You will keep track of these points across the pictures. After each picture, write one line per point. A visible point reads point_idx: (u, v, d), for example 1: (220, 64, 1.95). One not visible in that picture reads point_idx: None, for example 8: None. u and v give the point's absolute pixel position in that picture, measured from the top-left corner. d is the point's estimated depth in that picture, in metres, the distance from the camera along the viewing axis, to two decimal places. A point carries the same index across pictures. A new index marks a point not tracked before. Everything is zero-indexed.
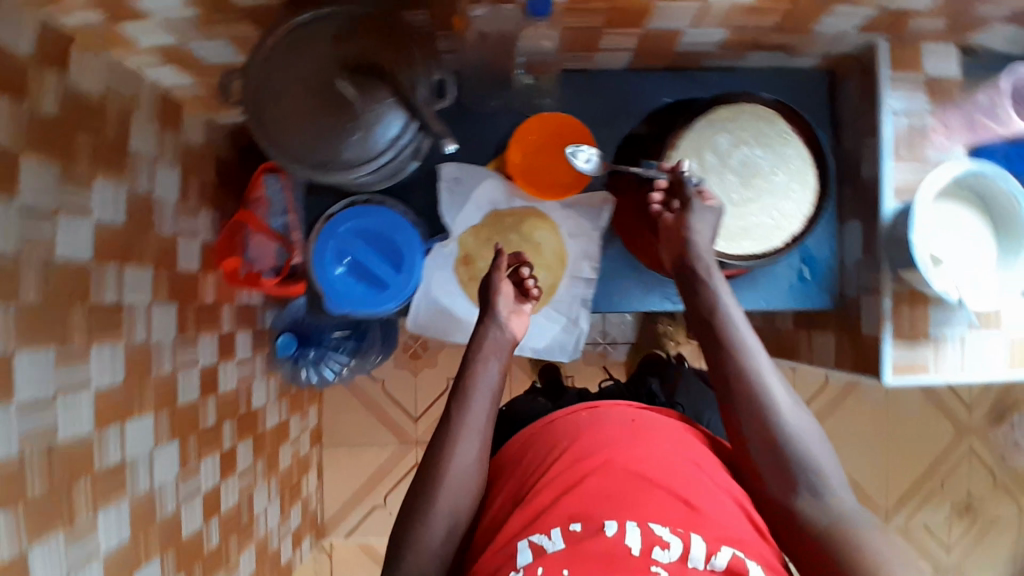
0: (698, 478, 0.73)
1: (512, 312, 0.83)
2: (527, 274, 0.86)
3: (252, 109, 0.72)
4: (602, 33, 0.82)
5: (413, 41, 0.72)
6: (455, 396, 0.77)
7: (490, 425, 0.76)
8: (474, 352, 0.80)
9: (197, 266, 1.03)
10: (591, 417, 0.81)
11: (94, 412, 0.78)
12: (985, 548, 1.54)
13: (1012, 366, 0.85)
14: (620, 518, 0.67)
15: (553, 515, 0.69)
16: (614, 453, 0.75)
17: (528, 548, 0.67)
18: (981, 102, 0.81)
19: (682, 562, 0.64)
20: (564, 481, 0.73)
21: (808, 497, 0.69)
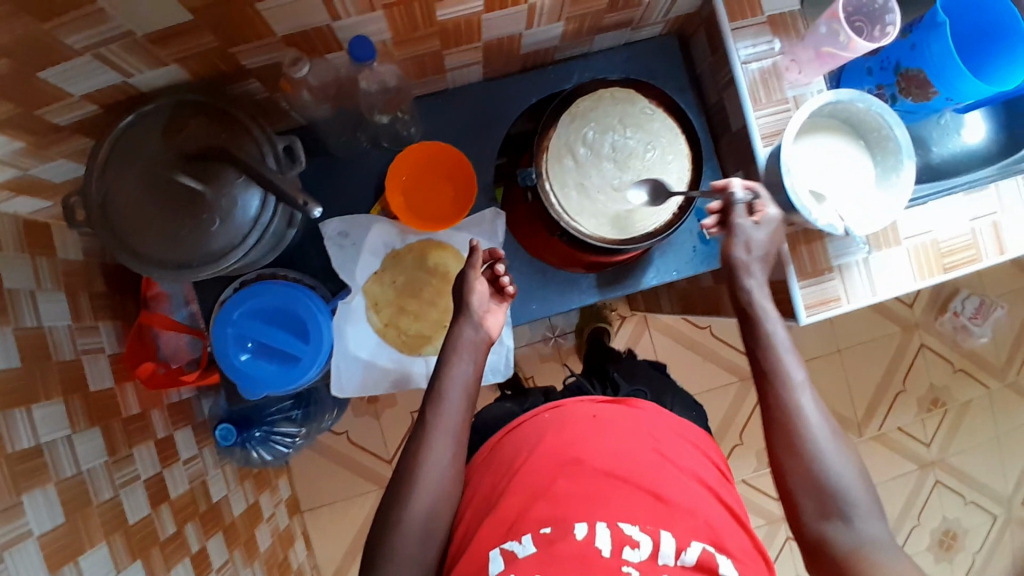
0: (663, 468, 0.75)
1: (485, 311, 0.83)
2: (501, 271, 0.85)
3: (103, 231, 0.69)
4: (443, 55, 0.80)
5: (246, 115, 0.71)
6: (427, 402, 0.78)
7: (462, 427, 0.78)
8: (449, 353, 0.81)
9: (111, 381, 0.99)
10: (557, 416, 0.82)
11: (45, 559, 0.76)
12: (961, 432, 1.59)
13: (919, 274, 0.88)
14: (590, 520, 0.69)
15: (524, 522, 0.70)
16: (585, 453, 0.76)
17: (500, 557, 0.68)
18: (823, 32, 0.79)
19: (652, 560, 0.66)
20: (535, 487, 0.73)
21: (839, 525, 0.67)
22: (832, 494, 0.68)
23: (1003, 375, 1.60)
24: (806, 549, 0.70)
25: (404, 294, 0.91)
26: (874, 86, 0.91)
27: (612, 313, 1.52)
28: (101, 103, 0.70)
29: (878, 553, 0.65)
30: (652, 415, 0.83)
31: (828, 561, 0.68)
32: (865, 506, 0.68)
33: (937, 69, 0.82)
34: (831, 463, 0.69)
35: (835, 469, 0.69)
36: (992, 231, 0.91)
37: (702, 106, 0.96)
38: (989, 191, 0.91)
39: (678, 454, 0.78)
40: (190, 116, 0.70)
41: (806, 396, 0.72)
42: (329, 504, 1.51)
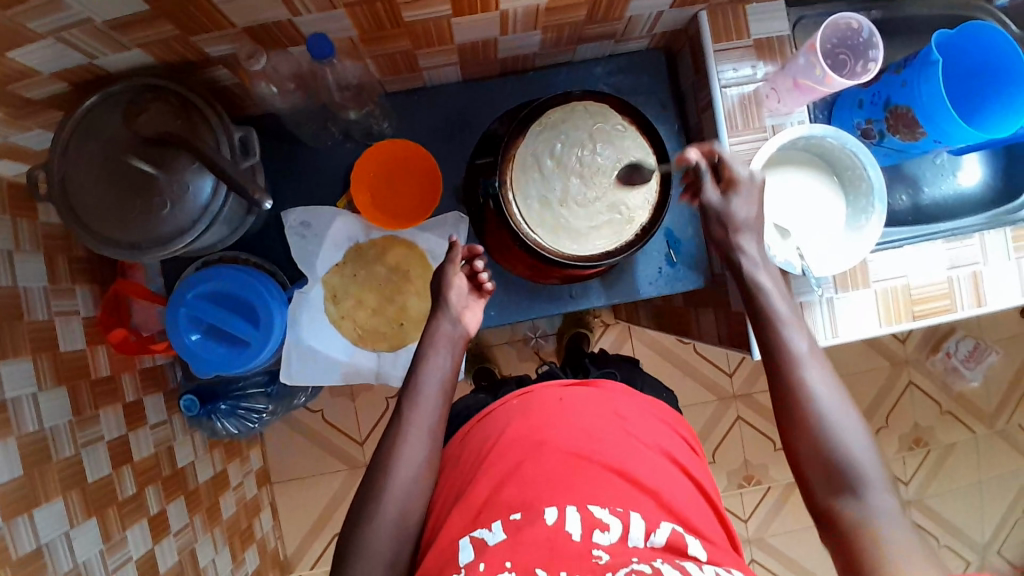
0: (632, 451, 0.71)
1: (461, 306, 0.82)
2: (479, 267, 0.84)
3: (60, 207, 0.71)
4: (416, 54, 0.80)
5: (204, 101, 0.73)
6: (404, 396, 0.76)
7: (439, 417, 0.75)
8: (426, 348, 0.79)
9: (83, 344, 0.93)
10: (523, 402, 0.77)
11: None
12: (942, 474, 1.54)
13: (886, 319, 0.86)
14: (560, 504, 0.63)
15: (494, 509, 0.65)
16: (549, 434, 0.72)
17: (469, 547, 0.62)
18: (801, 63, 0.77)
19: (621, 542, 0.61)
20: (501, 471, 0.69)
21: (847, 497, 0.64)
22: (824, 429, 0.66)
23: (992, 421, 1.55)
24: (817, 523, 0.66)
25: (363, 287, 0.93)
26: (863, 120, 0.87)
27: (594, 319, 1.45)
28: (72, 80, 0.71)
29: (888, 529, 0.61)
30: (620, 395, 0.79)
31: (835, 534, 0.64)
32: (878, 481, 0.64)
33: (928, 109, 0.78)
34: (838, 431, 0.66)
35: (849, 446, 0.66)
36: (972, 282, 0.87)
37: (683, 126, 0.95)
38: (972, 241, 0.87)
39: (648, 434, 0.75)
40: (151, 100, 0.72)
41: (812, 365, 0.70)
42: (297, 479, 1.51)
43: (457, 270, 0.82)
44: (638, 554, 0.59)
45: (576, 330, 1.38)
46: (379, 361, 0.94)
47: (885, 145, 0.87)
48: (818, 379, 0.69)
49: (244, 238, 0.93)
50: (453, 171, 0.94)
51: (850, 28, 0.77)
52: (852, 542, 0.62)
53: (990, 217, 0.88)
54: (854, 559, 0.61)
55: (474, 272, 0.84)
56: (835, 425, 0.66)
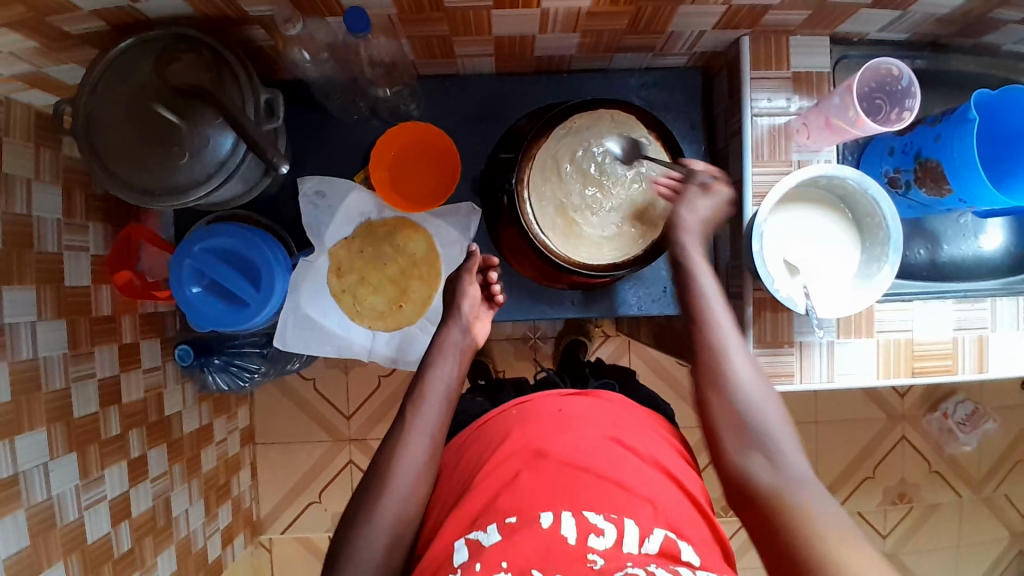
0: (625, 460, 0.70)
1: (473, 316, 0.84)
2: (494, 278, 0.88)
3: (82, 142, 0.72)
4: (452, 41, 0.79)
5: (237, 59, 0.73)
6: (407, 403, 0.75)
7: (439, 426, 0.74)
8: (434, 354, 0.80)
9: (88, 281, 0.93)
10: (521, 411, 0.76)
11: None
12: (920, 533, 1.52)
13: (883, 370, 0.85)
14: (555, 510, 0.63)
15: (491, 513, 0.65)
16: (549, 444, 0.70)
17: (464, 547, 0.63)
18: (835, 102, 0.76)
19: (616, 548, 0.61)
20: (498, 479, 0.68)
21: (760, 460, 0.66)
22: (747, 424, 0.68)
23: (979, 488, 1.53)
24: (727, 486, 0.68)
25: (368, 264, 0.93)
26: (891, 168, 0.86)
27: (595, 328, 1.44)
28: (110, 20, 0.71)
29: (801, 490, 0.63)
30: (621, 407, 0.79)
31: (748, 495, 0.66)
32: (789, 446, 0.67)
33: (958, 165, 0.77)
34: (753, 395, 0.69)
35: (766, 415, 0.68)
36: (976, 346, 0.86)
37: (710, 148, 0.94)
38: (984, 305, 0.86)
39: (643, 445, 0.73)
40: (184, 50, 0.72)
41: (736, 342, 0.72)
42: (281, 442, 1.52)
43: (472, 280, 0.86)
44: (632, 560, 0.59)
45: (575, 337, 1.37)
46: (373, 340, 0.94)
47: (910, 196, 0.86)
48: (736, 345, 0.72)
49: (259, 199, 0.93)
50: (474, 162, 0.94)
51: (889, 74, 0.75)
52: (766, 506, 0.63)
53: (1003, 283, 0.88)
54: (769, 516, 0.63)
55: (488, 283, 0.88)
56: (751, 396, 0.69)
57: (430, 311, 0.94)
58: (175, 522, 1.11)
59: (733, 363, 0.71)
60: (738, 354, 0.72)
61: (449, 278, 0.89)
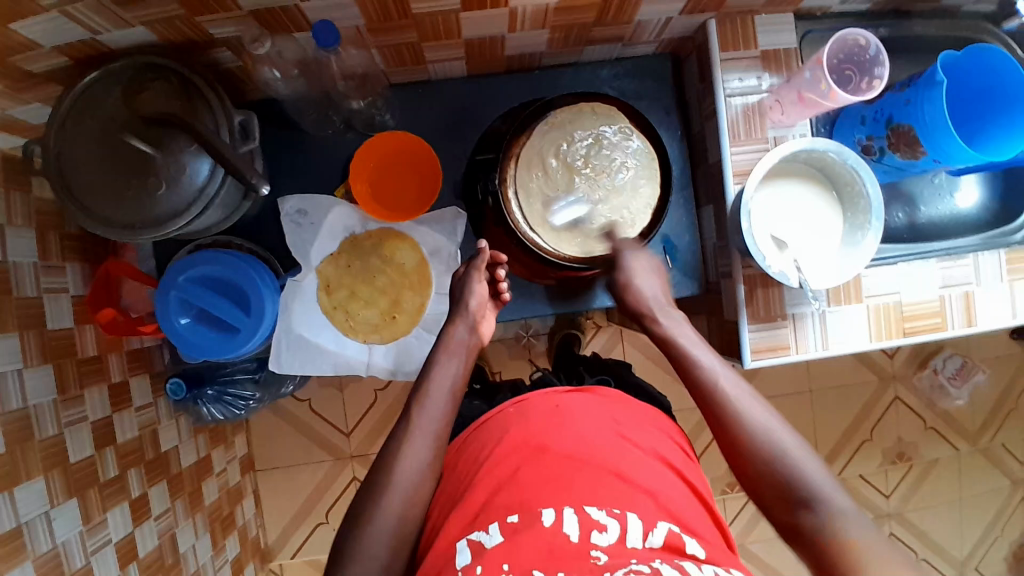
0: (628, 453, 0.70)
1: (479, 313, 0.84)
2: (501, 274, 0.87)
3: (54, 183, 0.70)
4: (423, 47, 0.79)
5: (207, 83, 0.72)
6: (412, 400, 0.75)
7: (444, 427, 0.74)
8: (439, 352, 0.80)
9: (71, 323, 0.91)
10: (519, 410, 0.76)
11: None
12: (922, 490, 1.55)
13: (877, 334, 0.87)
14: (557, 506, 0.63)
15: (491, 512, 0.65)
16: (550, 440, 0.71)
17: (467, 549, 0.62)
18: (807, 77, 0.78)
19: (620, 543, 0.60)
20: (496, 476, 0.68)
21: (806, 512, 0.65)
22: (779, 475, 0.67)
23: (974, 440, 1.57)
24: (791, 545, 0.66)
25: (357, 278, 0.93)
26: (864, 136, 0.88)
27: (586, 321, 1.45)
28: (72, 56, 0.69)
29: (854, 534, 0.61)
30: (616, 400, 0.79)
31: (803, 545, 0.65)
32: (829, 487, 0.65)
33: (929, 128, 0.79)
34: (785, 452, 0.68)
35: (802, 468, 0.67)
36: (964, 301, 0.88)
37: (686, 132, 0.95)
38: (966, 261, 0.88)
39: (644, 438, 0.74)
40: (152, 79, 0.71)
41: (740, 390, 0.73)
42: (282, 466, 1.50)
43: (481, 278, 0.85)
44: (636, 555, 0.59)
45: (568, 331, 1.38)
46: (370, 354, 0.93)
47: (885, 162, 0.88)
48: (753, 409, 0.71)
49: (240, 223, 0.92)
50: (454, 166, 0.94)
51: (857, 44, 0.77)
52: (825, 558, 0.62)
53: (985, 238, 0.89)
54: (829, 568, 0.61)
55: (495, 279, 0.88)
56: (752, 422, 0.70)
57: (423, 319, 0.94)
58: (183, 558, 1.09)
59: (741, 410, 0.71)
60: (762, 420, 0.70)
61: (455, 275, 0.88)
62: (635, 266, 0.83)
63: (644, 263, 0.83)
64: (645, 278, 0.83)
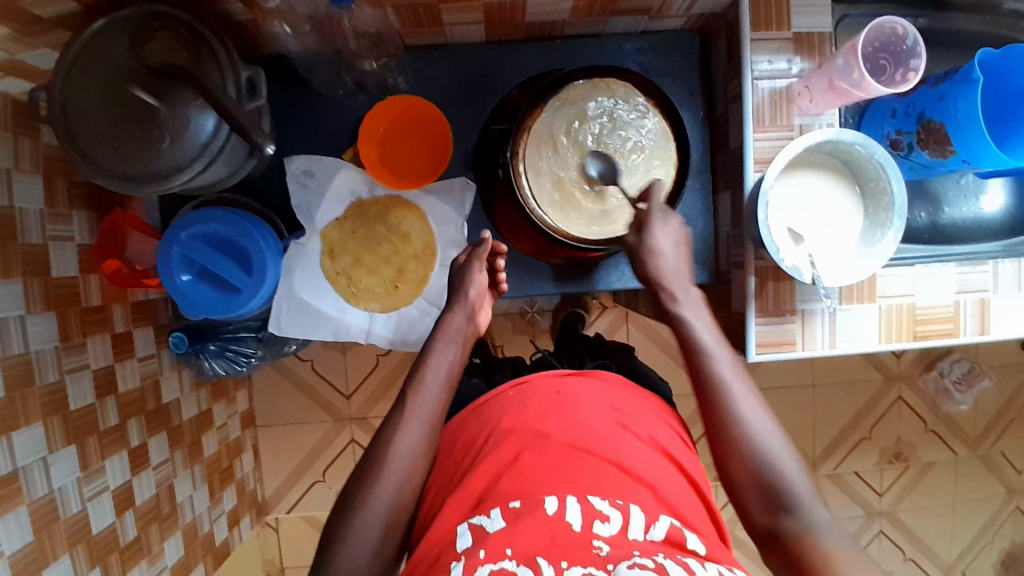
0: (627, 442, 0.70)
1: (478, 303, 0.83)
2: (501, 265, 0.87)
3: (58, 131, 0.68)
4: (440, 9, 0.76)
5: (215, 36, 0.70)
6: (407, 388, 0.75)
7: (440, 409, 0.74)
8: (435, 341, 0.78)
9: (75, 271, 0.91)
10: (519, 394, 0.75)
11: None
12: (916, 491, 1.55)
13: (886, 335, 0.85)
14: (560, 494, 0.62)
15: (493, 497, 0.64)
16: (550, 425, 0.70)
17: (468, 532, 0.62)
18: (840, 64, 0.74)
19: (621, 535, 0.60)
20: (498, 460, 0.67)
21: (786, 519, 0.63)
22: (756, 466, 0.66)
23: (974, 445, 1.55)
24: (763, 544, 0.66)
25: (361, 245, 0.91)
26: (892, 131, 0.84)
27: (593, 301, 1.43)
28: (83, 2, 0.69)
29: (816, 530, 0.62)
30: (619, 389, 0.78)
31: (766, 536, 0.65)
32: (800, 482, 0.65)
33: (963, 126, 0.76)
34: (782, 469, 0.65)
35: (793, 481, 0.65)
36: (978, 308, 0.86)
37: (709, 114, 0.92)
38: (986, 268, 0.86)
39: (646, 429, 0.73)
40: (158, 28, 0.69)
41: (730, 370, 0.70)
42: (281, 424, 1.51)
43: (481, 268, 0.84)
44: (639, 548, 0.58)
45: (573, 309, 1.36)
46: (370, 322, 0.92)
47: (912, 158, 0.84)
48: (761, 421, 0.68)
49: (246, 181, 0.91)
50: (466, 136, 0.91)
51: (893, 34, 0.73)
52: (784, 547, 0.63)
53: (1004, 246, 0.87)
54: (801, 572, 0.61)
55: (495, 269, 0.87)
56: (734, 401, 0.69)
57: (424, 292, 0.93)
58: (179, 508, 1.11)
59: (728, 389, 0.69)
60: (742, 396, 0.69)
61: (455, 265, 0.87)
62: (659, 237, 0.77)
63: (672, 231, 0.78)
64: (668, 245, 0.77)
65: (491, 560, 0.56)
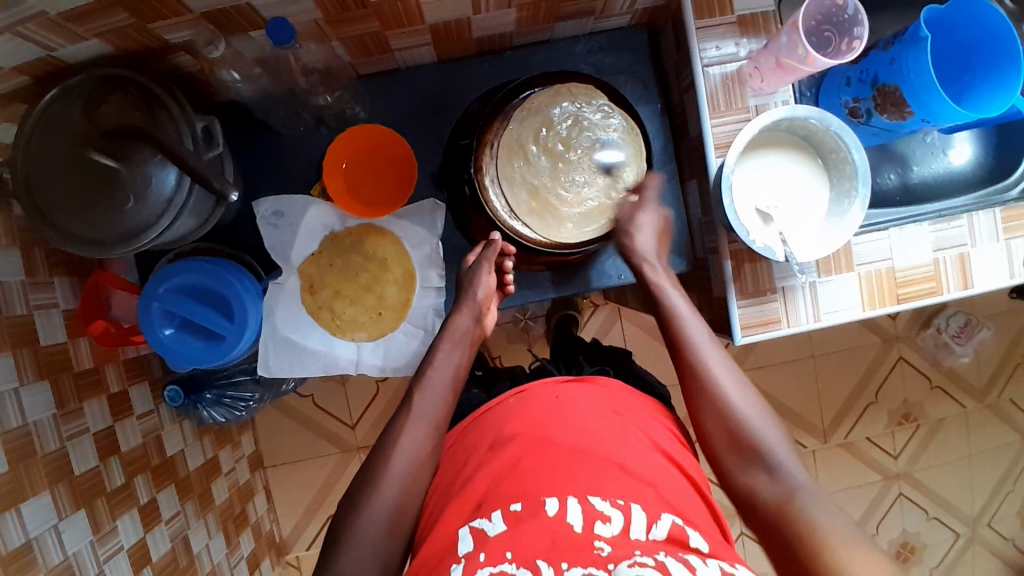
0: (626, 443, 0.70)
1: (486, 303, 0.85)
2: (507, 267, 0.86)
3: (22, 202, 0.68)
4: (387, 36, 0.77)
5: (167, 92, 0.71)
6: (413, 387, 0.77)
7: (443, 413, 0.75)
8: (442, 341, 0.82)
9: (64, 337, 0.90)
10: (517, 401, 0.75)
11: None
12: (930, 449, 1.54)
13: (869, 302, 0.85)
14: (560, 496, 0.62)
15: (493, 500, 0.64)
16: (548, 431, 0.70)
17: (469, 536, 0.62)
18: (783, 41, 0.75)
19: (623, 535, 0.60)
20: (497, 466, 0.68)
21: (762, 476, 0.69)
22: (745, 441, 0.71)
23: (981, 396, 1.55)
24: (739, 504, 0.70)
25: (340, 277, 0.92)
26: (850, 98, 0.85)
27: (583, 300, 1.43)
28: (32, 74, 0.68)
29: (804, 498, 0.66)
30: (619, 393, 0.78)
31: (755, 510, 0.68)
32: (785, 457, 0.70)
33: (917, 88, 0.76)
34: (746, 413, 0.73)
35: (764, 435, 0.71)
36: (958, 263, 0.86)
37: (667, 105, 0.93)
38: (961, 223, 0.86)
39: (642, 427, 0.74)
40: (110, 91, 0.70)
41: (712, 351, 0.77)
42: (290, 462, 1.51)
43: (490, 269, 0.84)
44: (640, 547, 0.58)
45: (565, 312, 1.36)
46: (359, 352, 0.92)
47: (873, 124, 0.85)
48: (723, 372, 0.75)
49: (219, 228, 0.91)
50: (430, 156, 0.92)
51: (834, 4, 0.74)
52: (775, 516, 0.66)
53: (979, 198, 0.87)
54: (778, 525, 0.65)
55: (502, 270, 0.87)
56: (717, 375, 0.75)
57: (409, 315, 0.93)
58: (197, 559, 1.11)
59: (703, 357, 0.77)
60: (722, 369, 0.76)
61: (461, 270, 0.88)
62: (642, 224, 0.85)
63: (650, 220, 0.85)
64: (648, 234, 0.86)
65: (491, 564, 0.57)
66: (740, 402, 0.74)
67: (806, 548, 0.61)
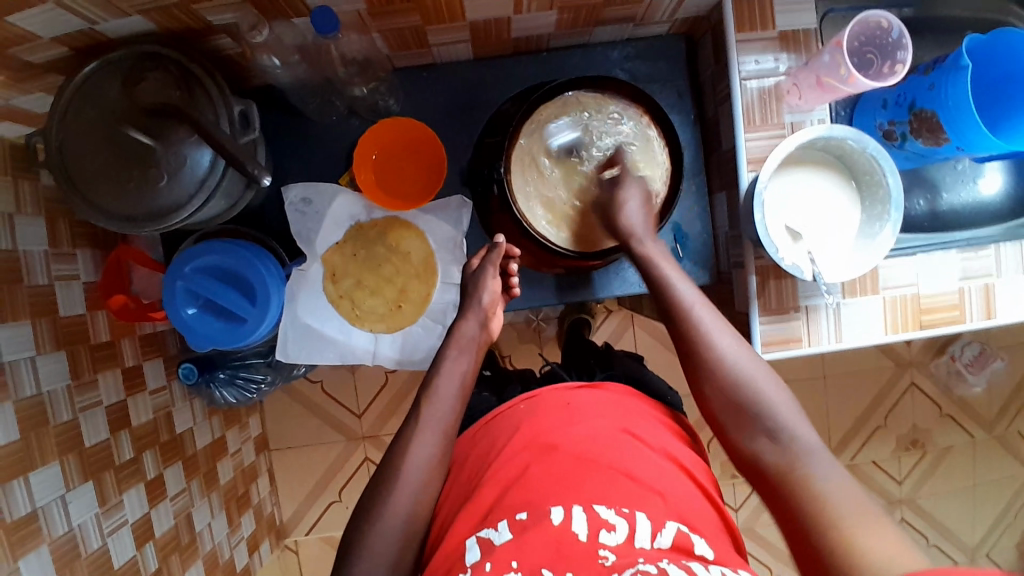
0: (635, 450, 0.70)
1: (491, 309, 0.84)
2: (513, 268, 0.88)
3: (58, 175, 0.69)
4: (426, 30, 0.77)
5: (205, 72, 0.71)
6: (421, 399, 0.75)
7: (452, 424, 0.74)
8: (449, 348, 0.80)
9: (83, 309, 0.91)
10: (528, 407, 0.75)
11: None
12: (935, 477, 1.53)
13: (892, 326, 0.85)
14: (565, 504, 0.62)
15: (500, 510, 0.64)
16: (555, 438, 0.70)
17: (475, 546, 0.62)
18: (825, 61, 0.75)
19: (628, 543, 0.60)
20: (505, 475, 0.68)
21: (764, 440, 0.67)
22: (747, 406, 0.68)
23: (990, 427, 1.54)
24: (743, 467, 0.69)
25: (363, 268, 0.92)
26: (885, 120, 0.84)
27: (598, 305, 1.43)
28: (72, 46, 0.69)
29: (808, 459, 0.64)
30: (629, 399, 0.78)
31: (758, 474, 0.67)
32: (789, 417, 0.67)
33: (954, 114, 0.76)
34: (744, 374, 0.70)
35: (761, 393, 0.68)
36: (983, 293, 0.86)
37: (699, 116, 0.93)
38: (988, 253, 0.85)
39: (653, 436, 0.73)
40: (150, 69, 0.70)
41: (710, 316, 0.73)
42: (294, 446, 1.52)
43: (495, 273, 0.85)
44: (645, 555, 0.58)
45: (579, 316, 1.36)
46: (376, 343, 0.93)
47: (907, 148, 0.84)
48: (719, 333, 0.72)
49: (245, 211, 0.92)
50: (460, 152, 0.92)
51: (879, 27, 0.74)
52: (777, 481, 0.64)
53: (1005, 229, 0.87)
54: (783, 492, 0.63)
55: (506, 272, 0.88)
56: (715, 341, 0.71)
57: (429, 310, 0.93)
58: (199, 537, 1.11)
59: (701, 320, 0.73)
60: (719, 331, 0.72)
61: (467, 273, 0.88)
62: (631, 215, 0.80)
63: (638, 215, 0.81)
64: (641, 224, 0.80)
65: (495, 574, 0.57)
66: (739, 364, 0.70)
67: (813, 515, 0.59)
